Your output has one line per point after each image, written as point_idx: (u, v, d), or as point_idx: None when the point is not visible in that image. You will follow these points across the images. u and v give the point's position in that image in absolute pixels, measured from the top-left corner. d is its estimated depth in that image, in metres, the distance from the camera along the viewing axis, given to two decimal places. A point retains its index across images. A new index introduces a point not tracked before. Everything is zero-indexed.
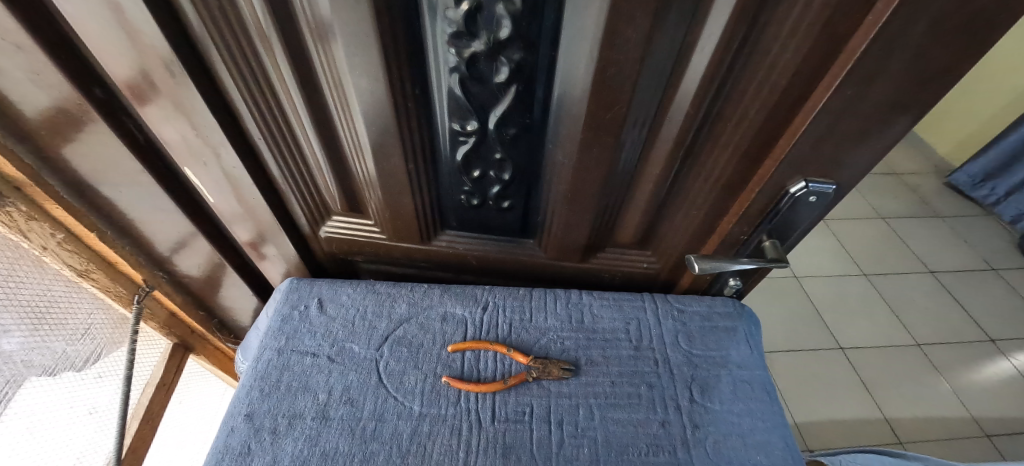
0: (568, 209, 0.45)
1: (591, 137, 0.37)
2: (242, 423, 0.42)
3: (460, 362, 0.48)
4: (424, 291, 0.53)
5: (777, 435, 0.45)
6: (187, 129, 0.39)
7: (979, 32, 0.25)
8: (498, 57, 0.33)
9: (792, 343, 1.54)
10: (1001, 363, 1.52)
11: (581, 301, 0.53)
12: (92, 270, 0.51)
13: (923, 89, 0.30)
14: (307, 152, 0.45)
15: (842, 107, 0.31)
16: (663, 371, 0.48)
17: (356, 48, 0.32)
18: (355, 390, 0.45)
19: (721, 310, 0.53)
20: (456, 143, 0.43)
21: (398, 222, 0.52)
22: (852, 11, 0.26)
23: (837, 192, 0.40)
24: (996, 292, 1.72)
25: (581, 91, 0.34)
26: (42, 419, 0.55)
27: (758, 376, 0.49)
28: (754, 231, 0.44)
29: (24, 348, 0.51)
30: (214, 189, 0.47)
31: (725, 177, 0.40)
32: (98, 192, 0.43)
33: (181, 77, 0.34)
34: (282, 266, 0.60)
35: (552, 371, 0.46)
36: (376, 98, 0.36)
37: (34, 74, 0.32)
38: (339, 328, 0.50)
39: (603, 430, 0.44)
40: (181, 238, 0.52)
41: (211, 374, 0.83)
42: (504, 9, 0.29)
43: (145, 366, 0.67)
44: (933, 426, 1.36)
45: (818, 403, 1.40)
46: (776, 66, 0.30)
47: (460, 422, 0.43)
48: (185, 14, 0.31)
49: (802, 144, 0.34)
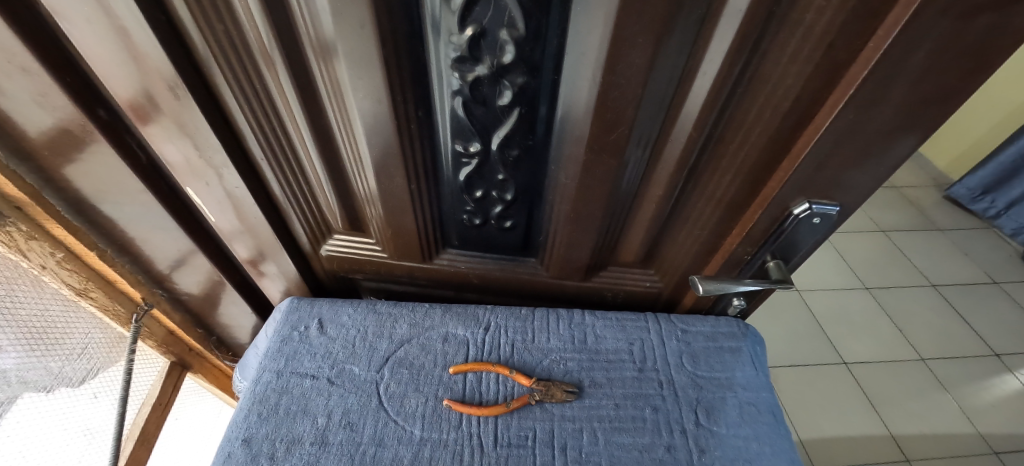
0: (570, 229, 0.45)
1: (593, 159, 0.37)
2: (239, 448, 0.41)
3: (462, 384, 0.47)
4: (425, 311, 0.53)
5: (784, 459, 0.44)
6: (190, 149, 0.39)
7: (978, 57, 0.26)
8: (501, 80, 0.33)
9: (794, 358, 1.53)
10: (1007, 378, 1.50)
11: (583, 322, 0.53)
12: (90, 289, 0.51)
13: (924, 112, 0.30)
14: (309, 173, 0.46)
15: (842, 132, 0.31)
16: (667, 393, 0.48)
17: (360, 71, 0.32)
18: (355, 414, 0.44)
19: (725, 330, 0.53)
20: (458, 165, 0.43)
21: (399, 240, 0.51)
22: (851, 36, 0.26)
23: (842, 213, 0.40)
24: (998, 306, 1.71)
25: (584, 113, 0.34)
26: (33, 442, 0.54)
27: (763, 399, 0.48)
28: (758, 251, 0.44)
29: (19, 367, 0.51)
30: (216, 209, 0.47)
31: (728, 197, 0.40)
32: (98, 211, 0.43)
33: (185, 99, 0.34)
34: (281, 284, 0.59)
35: (555, 393, 0.46)
36: (379, 119, 0.36)
37: (39, 96, 0.32)
38: (339, 350, 0.49)
39: (607, 454, 0.43)
40: (180, 255, 0.51)
41: (208, 393, 0.82)
42: (507, 35, 0.30)
43: (141, 383, 0.66)
44: (939, 444, 1.34)
45: (820, 419, 1.38)
46: (777, 92, 0.30)
47: (462, 447, 0.43)
48: (191, 38, 0.31)
49: (804, 168, 0.34)
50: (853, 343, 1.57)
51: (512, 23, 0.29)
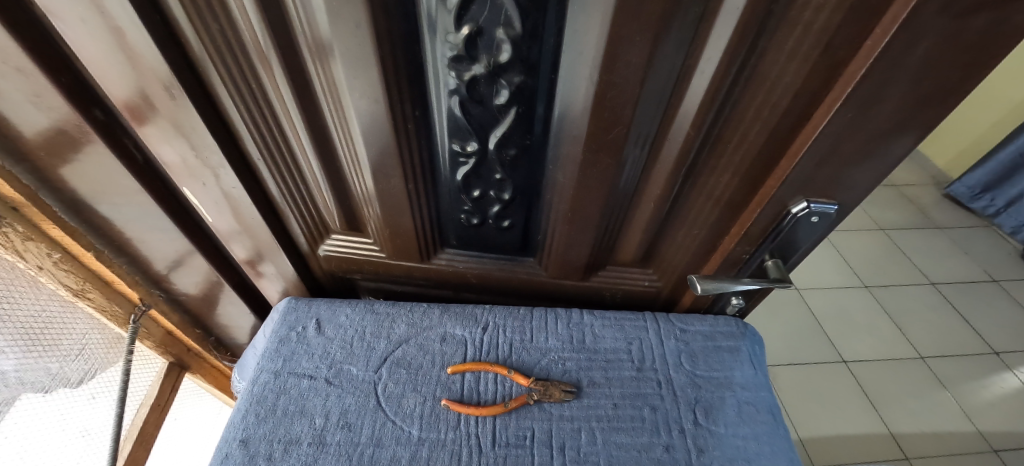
0: (568, 228, 0.45)
1: (591, 158, 0.37)
2: (237, 449, 0.41)
3: (460, 384, 0.47)
4: (424, 311, 0.53)
5: (783, 459, 0.43)
6: (187, 149, 0.39)
7: (977, 55, 0.26)
8: (498, 80, 0.33)
9: (794, 356, 1.53)
10: (1006, 376, 1.50)
11: (582, 321, 0.53)
12: (87, 290, 0.51)
13: (923, 110, 0.30)
14: (307, 173, 0.45)
15: (841, 131, 0.31)
16: (666, 393, 0.48)
17: (356, 70, 0.32)
18: (353, 414, 0.44)
19: (723, 329, 0.52)
20: (456, 165, 0.42)
21: (397, 240, 0.51)
22: (850, 33, 0.26)
23: (841, 211, 0.40)
24: (998, 304, 1.71)
25: (581, 113, 0.34)
26: (32, 443, 0.55)
27: (761, 398, 0.48)
28: (756, 250, 0.44)
29: (18, 369, 0.51)
30: (213, 209, 0.47)
31: (727, 196, 0.40)
32: (95, 211, 0.43)
33: (181, 99, 0.34)
34: (280, 284, 0.59)
35: (553, 393, 0.46)
36: (376, 119, 0.36)
37: (34, 96, 0.32)
38: (337, 350, 0.49)
39: (606, 454, 0.43)
40: (178, 256, 0.51)
41: (207, 393, 0.82)
42: (504, 34, 0.30)
43: (139, 385, 0.66)
44: (938, 442, 1.34)
45: (820, 417, 1.39)
46: (775, 90, 0.30)
47: (460, 447, 0.43)
48: (186, 38, 0.31)
49: (802, 167, 0.34)
50: (852, 341, 1.57)
51: (508, 22, 0.29)
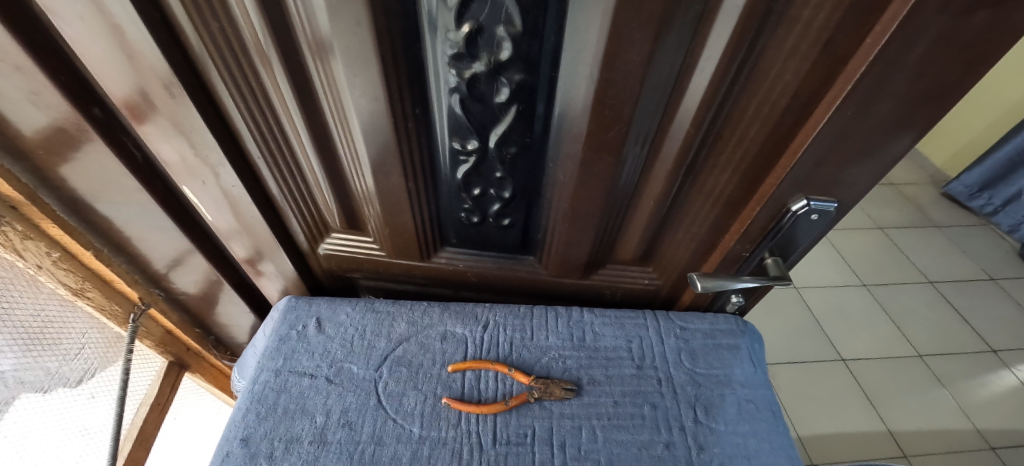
0: (568, 227, 0.45)
1: (591, 156, 0.37)
2: (238, 447, 0.41)
3: (460, 383, 0.47)
4: (424, 309, 0.53)
5: (783, 456, 0.44)
6: (186, 148, 0.39)
7: (977, 53, 0.26)
8: (498, 78, 0.33)
9: (793, 355, 1.54)
10: (1004, 374, 1.51)
11: (582, 319, 0.53)
12: (87, 289, 0.51)
13: (922, 108, 0.30)
14: (307, 171, 0.45)
15: (840, 129, 0.31)
16: (666, 391, 0.48)
17: (356, 68, 0.32)
18: (354, 413, 0.44)
19: (723, 327, 0.53)
20: (456, 163, 0.43)
21: (397, 239, 0.51)
22: (849, 31, 0.26)
23: (840, 209, 0.40)
24: (995, 303, 1.72)
25: (581, 111, 0.34)
26: (31, 443, 0.54)
27: (761, 396, 0.48)
28: (756, 248, 0.44)
29: (17, 368, 0.51)
30: (213, 208, 0.47)
31: (727, 194, 0.40)
32: (94, 210, 0.43)
33: (180, 97, 0.34)
34: (279, 283, 0.59)
35: (553, 391, 0.46)
36: (376, 117, 0.36)
37: (33, 95, 0.32)
38: (338, 348, 0.49)
39: (606, 451, 0.43)
40: (178, 255, 0.51)
41: (206, 392, 0.81)
42: (505, 32, 0.30)
43: (138, 385, 0.66)
44: (936, 440, 1.35)
45: (819, 416, 1.39)
46: (775, 88, 0.30)
47: (461, 445, 0.43)
48: (186, 35, 0.31)
49: (802, 165, 0.34)
50: (851, 340, 1.58)
51: (509, 19, 0.29)
